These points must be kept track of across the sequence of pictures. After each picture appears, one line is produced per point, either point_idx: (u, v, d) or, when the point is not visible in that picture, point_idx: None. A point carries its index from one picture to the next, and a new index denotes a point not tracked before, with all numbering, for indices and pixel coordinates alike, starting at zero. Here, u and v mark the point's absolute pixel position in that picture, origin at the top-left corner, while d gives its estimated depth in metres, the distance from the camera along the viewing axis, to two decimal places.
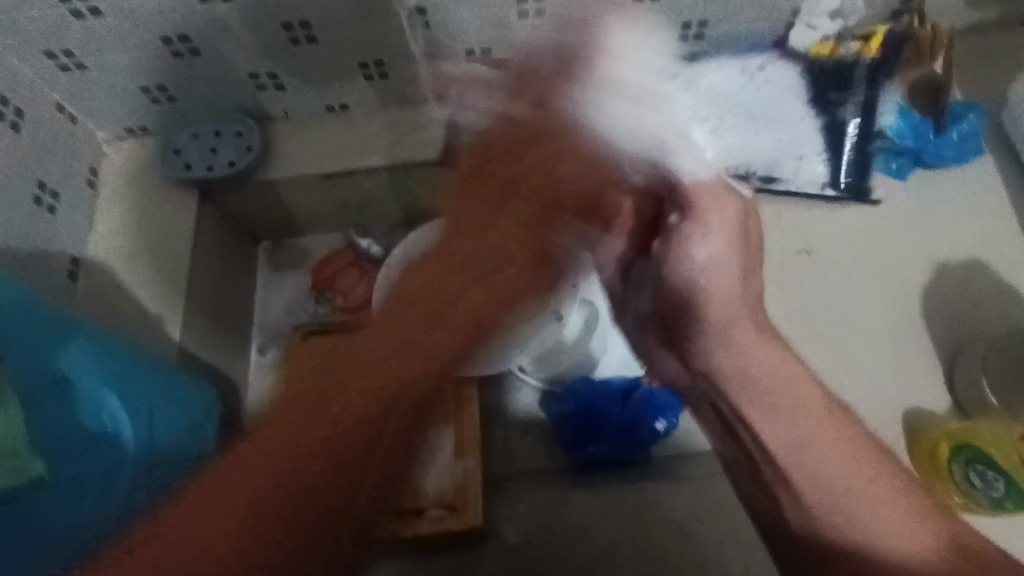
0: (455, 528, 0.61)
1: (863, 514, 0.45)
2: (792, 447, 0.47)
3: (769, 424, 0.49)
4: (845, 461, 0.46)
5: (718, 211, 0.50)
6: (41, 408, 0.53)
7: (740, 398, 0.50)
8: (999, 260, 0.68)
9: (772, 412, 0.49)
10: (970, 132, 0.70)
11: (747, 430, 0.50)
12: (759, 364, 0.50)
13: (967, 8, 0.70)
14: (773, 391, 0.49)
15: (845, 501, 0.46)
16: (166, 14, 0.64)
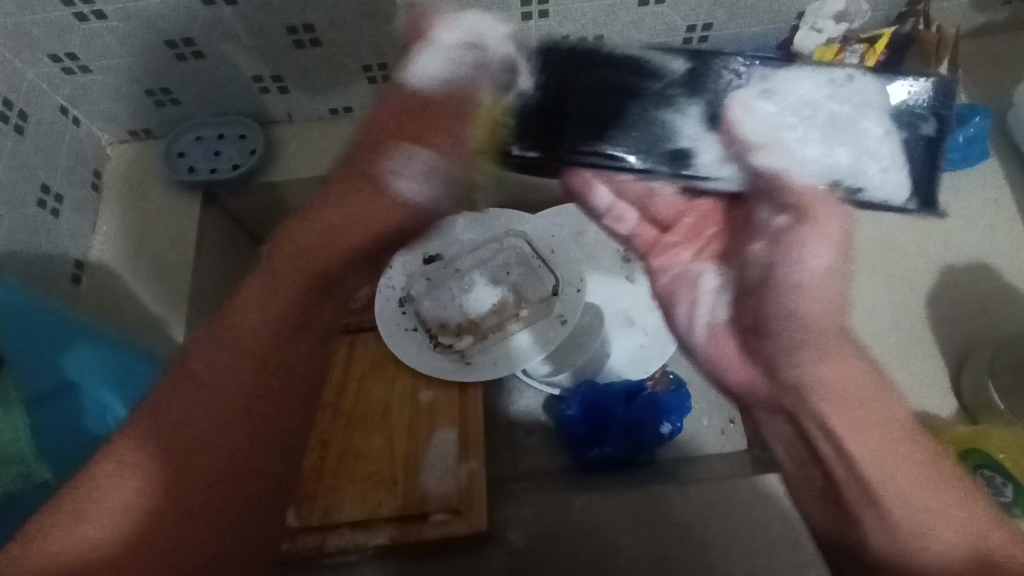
0: (461, 532, 0.61)
1: (917, 517, 0.44)
2: (880, 471, 0.44)
3: (872, 458, 0.44)
4: (924, 470, 0.44)
5: (831, 216, 0.41)
6: (45, 414, 0.54)
7: (832, 421, 0.44)
8: (1006, 262, 0.68)
9: (850, 424, 0.44)
10: (977, 135, 0.70)
11: (824, 439, 0.45)
12: (845, 384, 0.44)
13: (971, 10, 0.70)
14: (840, 410, 0.44)
15: (917, 507, 0.44)
16: (170, 17, 0.64)
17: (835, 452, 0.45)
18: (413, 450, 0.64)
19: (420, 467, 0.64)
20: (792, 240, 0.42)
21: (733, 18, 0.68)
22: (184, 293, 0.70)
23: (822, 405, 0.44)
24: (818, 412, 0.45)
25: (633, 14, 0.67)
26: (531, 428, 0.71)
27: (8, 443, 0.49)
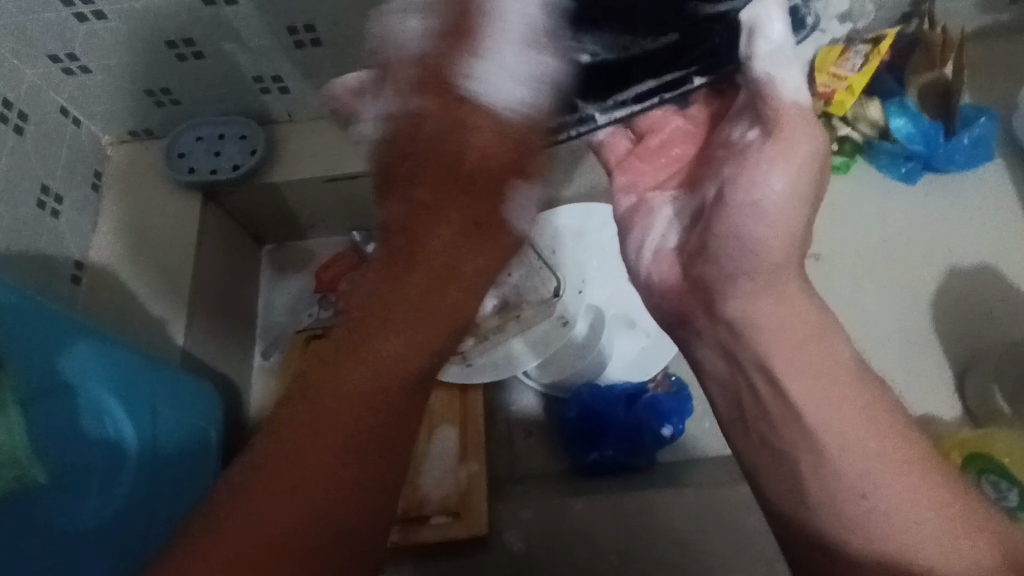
0: (460, 535, 0.60)
1: (865, 480, 0.36)
2: (818, 401, 0.38)
3: (816, 400, 0.38)
4: (877, 427, 0.37)
5: (796, 133, 0.40)
6: (38, 411, 0.52)
7: (779, 351, 0.41)
8: (1011, 265, 0.67)
9: (793, 353, 0.40)
10: (982, 137, 0.70)
11: (765, 381, 0.41)
12: (798, 326, 0.41)
13: (977, 10, 0.70)
14: (792, 344, 0.41)
15: (866, 463, 0.36)
16: (170, 17, 0.64)
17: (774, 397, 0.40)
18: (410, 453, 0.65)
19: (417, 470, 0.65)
20: (776, 160, 0.41)
21: None
22: (183, 292, 0.70)
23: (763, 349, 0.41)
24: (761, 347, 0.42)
25: None
26: (531, 429, 0.71)
27: (3, 447, 0.48)
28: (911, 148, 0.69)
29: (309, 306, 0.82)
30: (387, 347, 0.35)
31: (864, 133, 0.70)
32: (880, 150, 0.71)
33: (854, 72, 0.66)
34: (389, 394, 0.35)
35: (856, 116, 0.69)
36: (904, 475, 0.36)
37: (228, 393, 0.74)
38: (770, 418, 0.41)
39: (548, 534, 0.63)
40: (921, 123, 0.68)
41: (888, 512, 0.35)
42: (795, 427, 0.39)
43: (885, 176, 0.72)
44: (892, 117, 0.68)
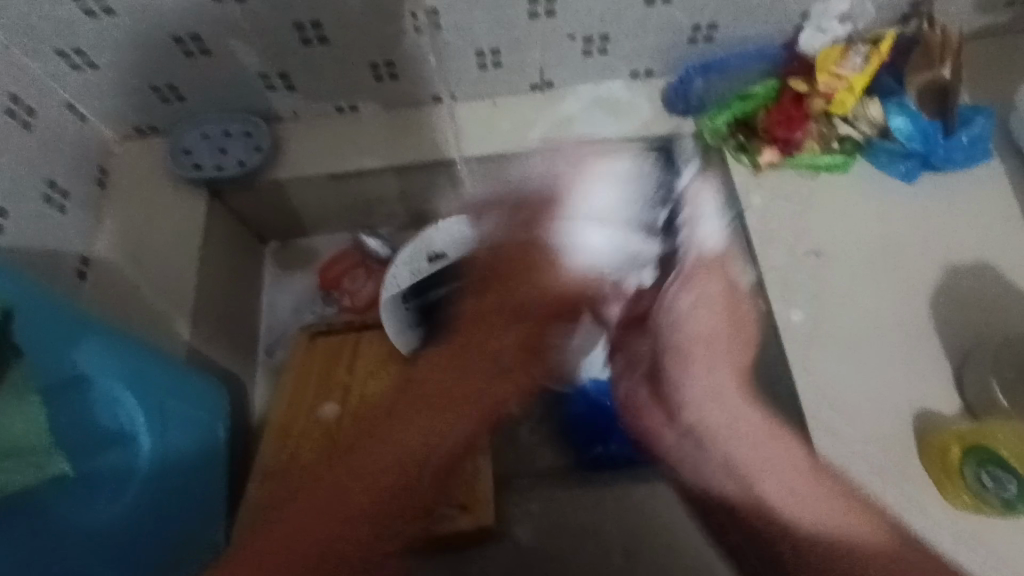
0: (467, 527, 0.61)
1: (787, 489, 0.51)
2: (761, 456, 0.53)
3: (752, 457, 0.53)
4: (790, 460, 0.53)
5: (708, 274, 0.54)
6: (56, 405, 0.51)
7: (719, 432, 0.54)
8: (1008, 261, 0.68)
9: (743, 425, 0.54)
10: (980, 136, 0.71)
11: (724, 463, 0.55)
12: (732, 416, 0.55)
13: (975, 11, 0.71)
14: (724, 401, 0.55)
15: (804, 504, 0.50)
16: (178, 13, 0.64)
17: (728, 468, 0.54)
18: None
19: None
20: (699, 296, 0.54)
21: (738, 19, 0.69)
22: (190, 289, 0.70)
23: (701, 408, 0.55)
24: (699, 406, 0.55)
25: (639, 14, 0.67)
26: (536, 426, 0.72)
27: (22, 437, 0.46)
28: (910, 146, 0.70)
29: (312, 304, 0.83)
30: (423, 416, 0.51)
31: (865, 132, 0.71)
32: (880, 148, 0.72)
33: (854, 72, 0.68)
34: (418, 437, 0.50)
35: (856, 115, 0.70)
36: (796, 479, 0.52)
37: (235, 388, 0.75)
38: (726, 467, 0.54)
39: (557, 529, 0.65)
40: (921, 121, 0.69)
41: (812, 526, 0.49)
42: (761, 477, 0.52)
43: (885, 175, 0.73)
44: (892, 115, 0.69)
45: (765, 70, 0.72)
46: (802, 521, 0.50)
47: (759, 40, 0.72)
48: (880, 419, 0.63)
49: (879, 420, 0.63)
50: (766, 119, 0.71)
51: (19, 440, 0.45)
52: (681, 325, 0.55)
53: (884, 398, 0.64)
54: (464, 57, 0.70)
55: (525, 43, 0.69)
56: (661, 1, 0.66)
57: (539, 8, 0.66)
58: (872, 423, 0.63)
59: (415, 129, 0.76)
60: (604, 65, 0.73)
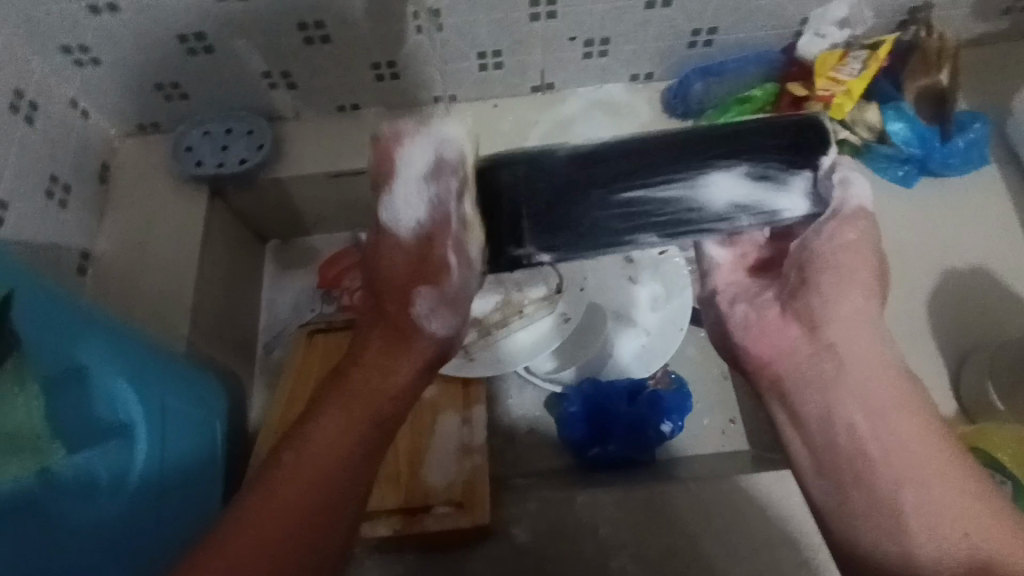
0: (465, 527, 0.60)
1: (933, 506, 0.40)
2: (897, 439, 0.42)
3: (895, 418, 0.42)
4: (938, 442, 0.42)
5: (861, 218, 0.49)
6: (58, 399, 0.51)
7: (852, 374, 0.45)
8: (1004, 266, 0.69)
9: (879, 383, 0.44)
10: (977, 141, 0.71)
11: (869, 418, 0.43)
12: (863, 347, 0.46)
13: (972, 19, 0.71)
14: (869, 362, 0.45)
15: (912, 460, 0.41)
16: (183, 11, 0.65)
17: (869, 426, 0.43)
18: (417, 445, 0.65)
19: (422, 462, 0.64)
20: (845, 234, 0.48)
21: (738, 24, 0.70)
22: (189, 285, 0.70)
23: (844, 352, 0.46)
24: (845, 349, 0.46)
25: (639, 18, 0.68)
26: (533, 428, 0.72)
27: (25, 427, 0.46)
28: (908, 151, 0.71)
29: (311, 303, 0.83)
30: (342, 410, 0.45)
31: (863, 137, 0.71)
32: (878, 153, 0.72)
33: (853, 77, 0.68)
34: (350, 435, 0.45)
35: (854, 120, 0.70)
36: (932, 460, 0.41)
37: (234, 385, 0.75)
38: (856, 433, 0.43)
39: (555, 529, 0.63)
40: (918, 126, 0.70)
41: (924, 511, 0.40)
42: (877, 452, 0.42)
43: (883, 179, 0.73)
44: (890, 121, 0.70)
45: (764, 74, 0.73)
46: (930, 507, 0.40)
47: (758, 45, 0.72)
48: None
49: None
50: None
51: (22, 428, 0.46)
52: (840, 251, 0.48)
53: None
54: (466, 57, 0.71)
55: (526, 45, 0.70)
56: (661, 5, 0.67)
57: (541, 10, 0.66)
58: None
59: None
60: (604, 68, 0.74)
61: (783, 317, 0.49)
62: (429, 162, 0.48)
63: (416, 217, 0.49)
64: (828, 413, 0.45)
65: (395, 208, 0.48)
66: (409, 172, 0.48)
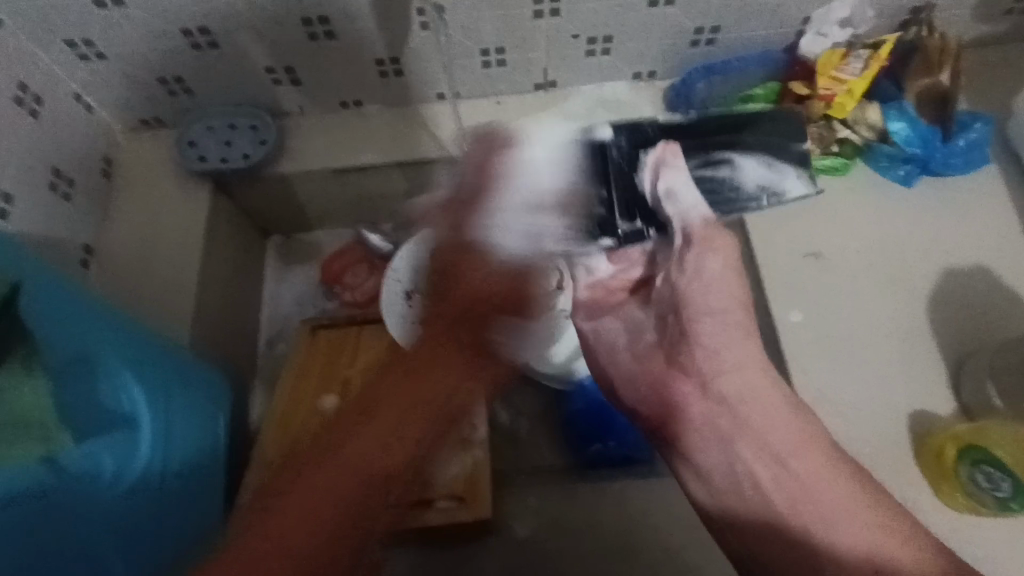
0: (466, 520, 0.61)
1: (840, 526, 0.45)
2: (785, 470, 0.47)
3: (794, 453, 0.48)
4: (829, 461, 0.47)
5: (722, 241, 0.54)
6: (68, 385, 0.50)
7: (748, 423, 0.50)
8: (1005, 265, 0.69)
9: (772, 425, 0.49)
10: (978, 141, 0.72)
11: (770, 463, 0.48)
12: (758, 391, 0.50)
13: (974, 19, 0.72)
14: (763, 410, 0.50)
15: (817, 493, 0.46)
16: (187, 6, 0.65)
17: (772, 474, 0.48)
18: None
19: None
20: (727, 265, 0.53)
21: (741, 22, 0.70)
22: (192, 279, 0.70)
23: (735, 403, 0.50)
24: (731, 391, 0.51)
25: (643, 15, 0.68)
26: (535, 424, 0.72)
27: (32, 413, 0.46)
28: (910, 151, 0.71)
29: (314, 298, 0.84)
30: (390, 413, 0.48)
31: (864, 136, 0.72)
32: (879, 152, 0.72)
33: (854, 76, 0.68)
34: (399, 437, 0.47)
35: (856, 119, 0.71)
36: (829, 480, 0.46)
37: (236, 379, 0.75)
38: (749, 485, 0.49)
39: (555, 524, 0.65)
40: (920, 127, 0.70)
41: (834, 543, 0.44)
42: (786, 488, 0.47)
43: (884, 179, 0.74)
44: (892, 120, 0.70)
45: (767, 74, 0.73)
46: (841, 532, 0.44)
47: (761, 44, 0.72)
48: (877, 420, 0.64)
49: (876, 422, 0.64)
50: None
51: (26, 411, 0.45)
52: (696, 291, 0.53)
53: (881, 400, 0.65)
54: (468, 55, 0.71)
55: (529, 42, 0.70)
56: (664, 3, 0.67)
57: (544, 7, 0.66)
58: (868, 424, 0.64)
59: (418, 126, 0.77)
60: (607, 65, 0.74)
61: (667, 368, 0.54)
62: (529, 193, 0.55)
63: (521, 240, 0.54)
64: (734, 465, 0.50)
65: (511, 233, 0.54)
66: (529, 184, 0.55)
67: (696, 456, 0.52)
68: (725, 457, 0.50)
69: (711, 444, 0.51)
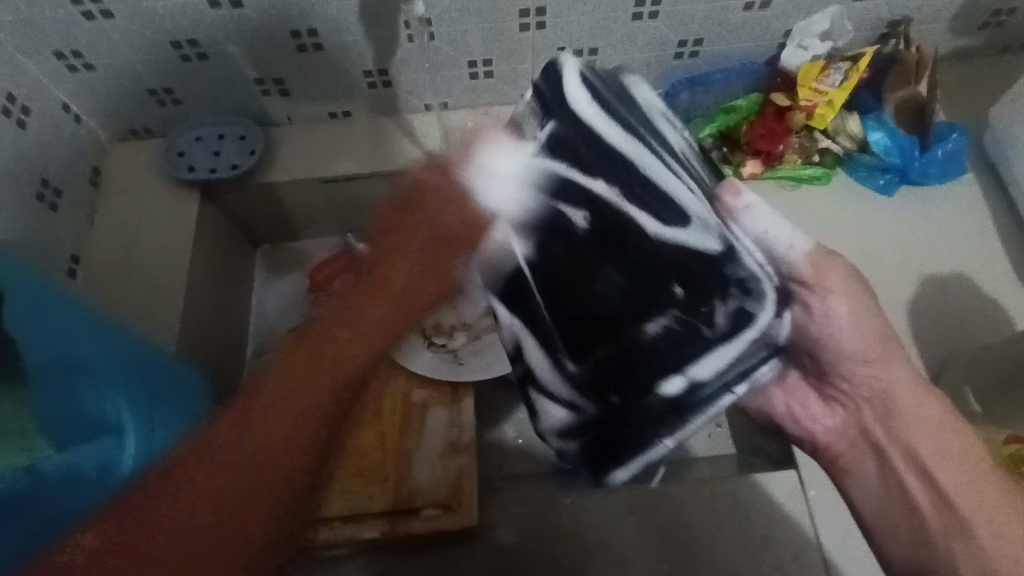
0: (450, 527, 0.61)
1: (1003, 545, 0.48)
2: (965, 494, 0.50)
3: (940, 461, 0.51)
4: (989, 485, 0.50)
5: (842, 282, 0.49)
6: (48, 389, 0.51)
7: (906, 424, 0.52)
8: (980, 273, 0.71)
9: (929, 438, 0.52)
10: (954, 151, 0.74)
11: (918, 480, 0.52)
12: (919, 406, 0.52)
13: (949, 33, 0.74)
14: (929, 433, 0.52)
15: (967, 503, 0.50)
16: (176, 17, 0.65)
17: (919, 480, 0.52)
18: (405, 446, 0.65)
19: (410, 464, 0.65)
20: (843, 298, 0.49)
21: (724, 35, 0.71)
22: (179, 286, 0.70)
23: (897, 428, 0.53)
24: (898, 432, 0.53)
25: (627, 28, 0.69)
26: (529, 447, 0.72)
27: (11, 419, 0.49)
28: (888, 161, 0.73)
29: (301, 307, 0.84)
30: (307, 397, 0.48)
31: (844, 146, 0.74)
32: (859, 162, 0.75)
33: (833, 88, 0.71)
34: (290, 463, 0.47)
35: (836, 129, 0.73)
36: (977, 488, 0.50)
37: (221, 386, 0.75)
38: (904, 505, 0.53)
39: (541, 530, 0.64)
40: (898, 137, 0.72)
41: (980, 551, 0.48)
42: (955, 516, 0.50)
43: (864, 188, 0.75)
44: (870, 130, 0.72)
45: (749, 85, 0.75)
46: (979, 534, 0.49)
47: (743, 56, 0.74)
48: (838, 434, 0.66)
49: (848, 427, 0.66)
50: (749, 132, 0.74)
51: None
52: (825, 332, 0.50)
53: None
54: (455, 66, 0.72)
55: (515, 54, 0.71)
56: (647, 18, 0.69)
57: (530, 21, 0.68)
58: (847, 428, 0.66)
59: (402, 145, 0.77)
60: None
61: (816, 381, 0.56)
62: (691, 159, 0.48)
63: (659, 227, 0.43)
64: (884, 474, 0.54)
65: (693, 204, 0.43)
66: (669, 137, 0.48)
67: (855, 475, 0.56)
68: (877, 476, 0.54)
69: (866, 461, 0.55)
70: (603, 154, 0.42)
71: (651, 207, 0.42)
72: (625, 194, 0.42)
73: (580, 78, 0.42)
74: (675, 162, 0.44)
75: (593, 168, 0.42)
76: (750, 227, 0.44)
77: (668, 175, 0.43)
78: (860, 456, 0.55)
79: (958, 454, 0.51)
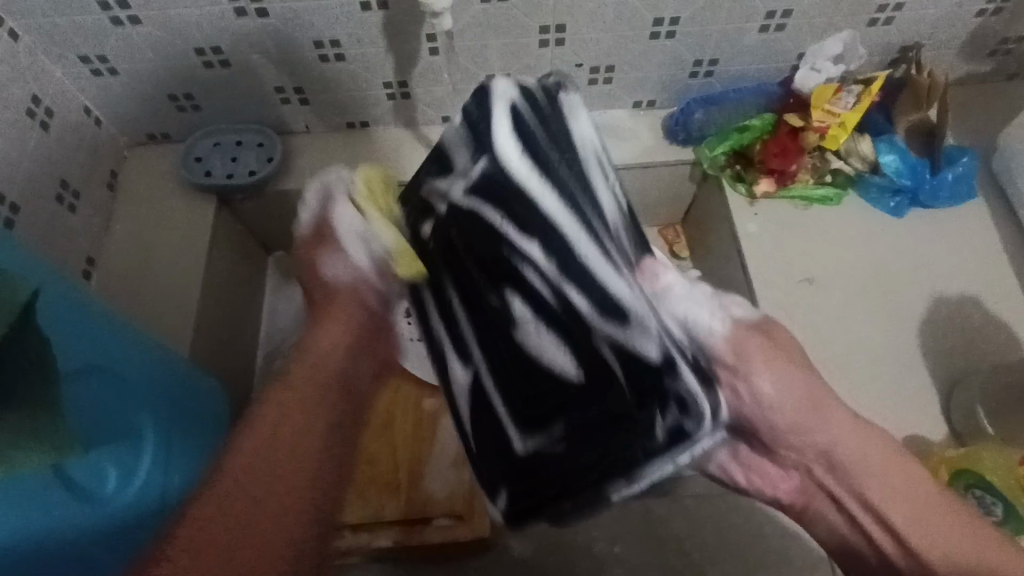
0: (463, 538, 0.62)
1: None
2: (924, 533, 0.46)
3: (892, 503, 0.47)
4: (916, 492, 0.48)
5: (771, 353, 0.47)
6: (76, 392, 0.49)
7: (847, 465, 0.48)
8: (991, 295, 0.71)
9: (873, 475, 0.48)
10: (965, 174, 0.74)
11: (865, 513, 0.48)
12: (862, 450, 0.48)
13: (959, 58, 0.75)
14: (872, 470, 0.48)
15: (927, 537, 0.46)
16: (202, 26, 0.66)
17: (872, 520, 0.48)
18: (418, 451, 0.65)
19: (423, 470, 0.64)
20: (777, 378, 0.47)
21: (737, 57, 0.73)
22: (194, 291, 0.71)
23: (847, 481, 0.48)
24: (853, 483, 0.48)
25: (644, 46, 0.71)
26: None
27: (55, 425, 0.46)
28: (899, 182, 0.74)
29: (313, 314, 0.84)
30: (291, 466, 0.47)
31: (856, 167, 0.75)
32: (870, 183, 0.75)
33: (847, 110, 0.72)
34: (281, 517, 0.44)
35: (848, 150, 0.74)
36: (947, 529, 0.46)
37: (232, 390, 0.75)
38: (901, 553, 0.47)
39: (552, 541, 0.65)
40: (909, 159, 0.74)
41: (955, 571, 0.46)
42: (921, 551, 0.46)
43: (874, 208, 0.76)
44: (882, 152, 0.73)
45: (763, 104, 0.76)
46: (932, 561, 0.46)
47: (755, 77, 0.75)
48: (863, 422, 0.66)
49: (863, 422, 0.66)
50: (761, 151, 0.75)
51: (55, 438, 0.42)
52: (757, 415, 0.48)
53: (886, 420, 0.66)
54: (474, 79, 0.73)
55: (533, 69, 0.73)
56: (664, 38, 0.70)
57: (549, 37, 0.69)
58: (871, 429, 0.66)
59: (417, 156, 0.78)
60: (607, 94, 0.77)
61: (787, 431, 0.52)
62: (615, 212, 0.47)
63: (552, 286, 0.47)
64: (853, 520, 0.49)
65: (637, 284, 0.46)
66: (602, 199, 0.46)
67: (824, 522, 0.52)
68: (843, 523, 0.50)
69: (824, 510, 0.51)
70: (549, 226, 0.44)
71: (577, 281, 0.45)
72: (563, 272, 0.45)
73: (510, 115, 0.44)
74: (604, 229, 0.45)
75: (526, 232, 0.45)
76: (668, 306, 0.46)
77: (588, 234, 0.44)
78: (822, 508, 0.51)
79: (900, 482, 0.48)
